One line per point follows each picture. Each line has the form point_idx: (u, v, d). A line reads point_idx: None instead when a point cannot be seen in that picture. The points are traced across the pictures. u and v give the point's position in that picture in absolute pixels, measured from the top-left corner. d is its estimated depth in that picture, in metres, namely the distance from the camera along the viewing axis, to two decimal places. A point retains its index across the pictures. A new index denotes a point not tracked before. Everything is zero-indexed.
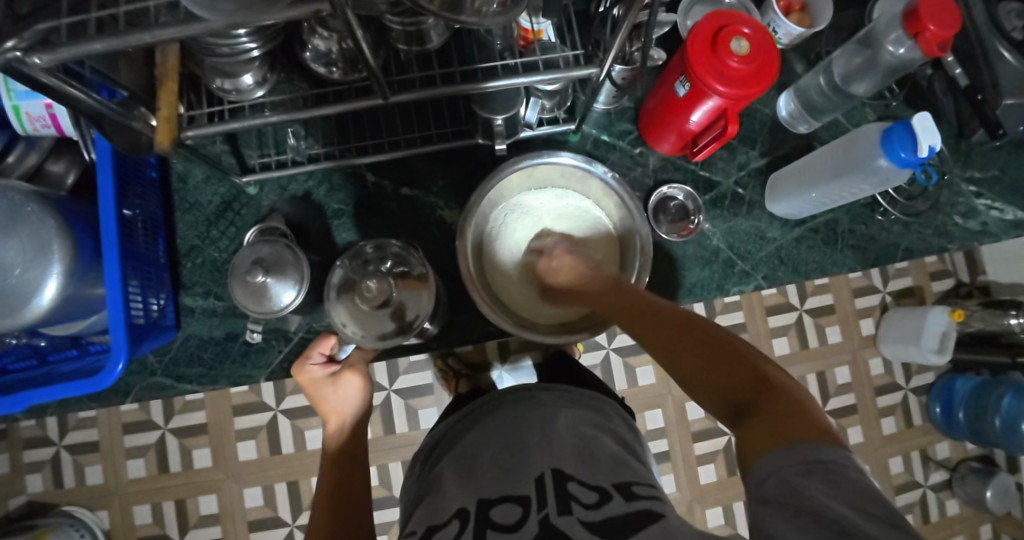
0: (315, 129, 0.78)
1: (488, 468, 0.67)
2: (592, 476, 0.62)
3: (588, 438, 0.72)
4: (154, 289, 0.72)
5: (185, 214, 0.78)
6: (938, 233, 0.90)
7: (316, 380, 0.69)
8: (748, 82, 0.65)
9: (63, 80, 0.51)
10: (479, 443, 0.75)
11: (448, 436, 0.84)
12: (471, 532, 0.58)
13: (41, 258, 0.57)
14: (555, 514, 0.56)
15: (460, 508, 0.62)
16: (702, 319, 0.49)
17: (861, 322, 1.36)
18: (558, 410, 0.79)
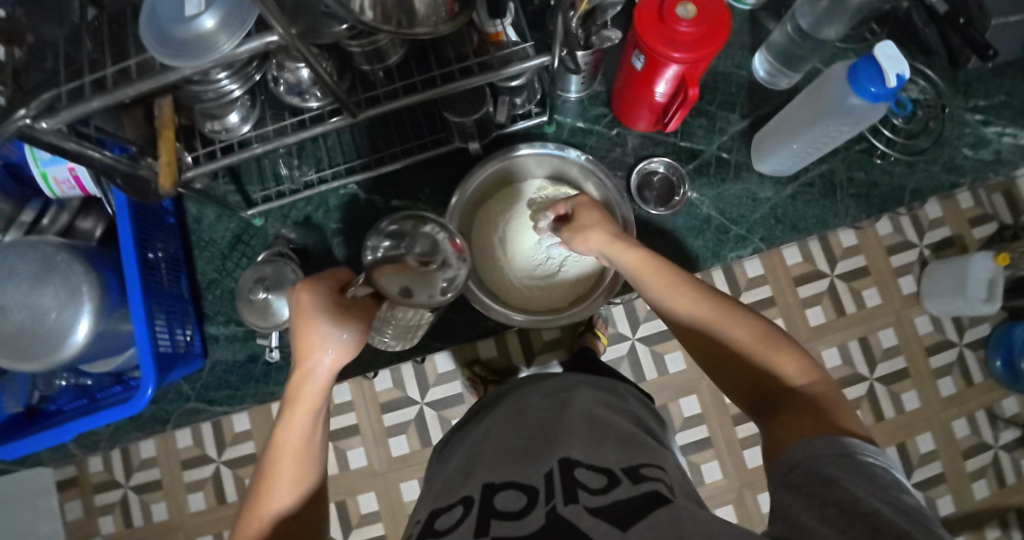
0: (308, 157, 0.85)
1: (505, 453, 0.69)
2: (599, 461, 0.61)
3: (599, 423, 0.72)
4: (180, 322, 0.79)
5: (202, 252, 0.85)
6: (947, 168, 0.86)
7: (310, 309, 0.51)
8: (701, 43, 0.66)
9: (71, 141, 0.57)
10: (495, 429, 0.77)
11: (463, 429, 0.86)
12: (475, 515, 0.59)
13: (73, 301, 0.65)
14: (563, 504, 0.54)
15: (465, 496, 0.64)
16: (736, 320, 0.57)
17: (901, 281, 1.35)
18: (572, 396, 0.79)
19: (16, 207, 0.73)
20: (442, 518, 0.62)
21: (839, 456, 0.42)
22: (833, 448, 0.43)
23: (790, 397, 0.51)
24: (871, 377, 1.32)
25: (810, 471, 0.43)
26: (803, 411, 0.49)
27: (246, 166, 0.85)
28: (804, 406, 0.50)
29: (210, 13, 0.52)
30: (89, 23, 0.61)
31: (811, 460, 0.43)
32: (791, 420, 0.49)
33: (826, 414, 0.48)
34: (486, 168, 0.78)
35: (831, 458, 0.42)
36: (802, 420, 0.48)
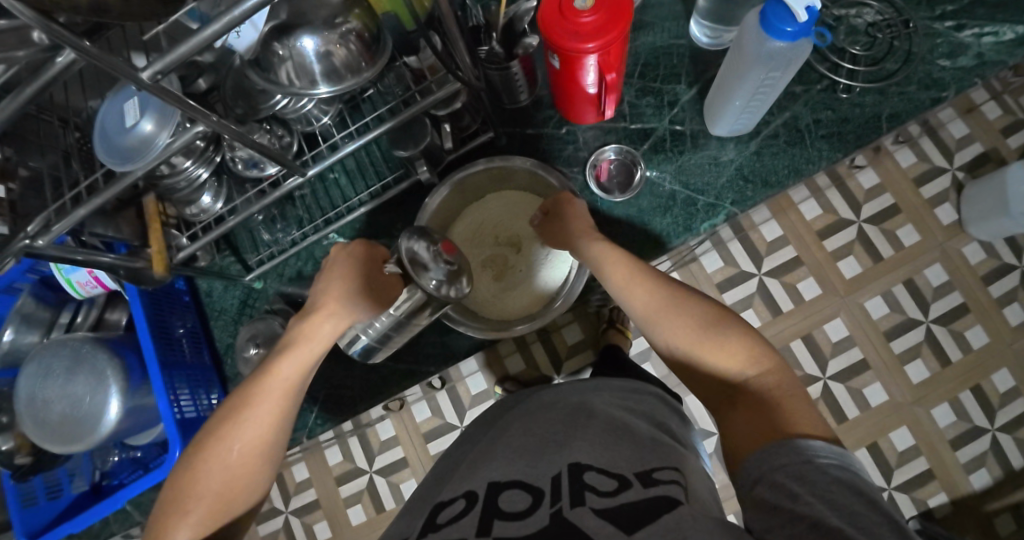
0: (291, 218, 0.92)
1: (519, 454, 0.62)
2: (613, 465, 0.56)
3: (615, 424, 0.66)
4: (205, 388, 0.88)
5: (217, 320, 0.94)
6: (924, 85, 0.80)
7: (349, 257, 0.65)
8: (606, 28, 0.67)
9: (72, 252, 0.65)
10: (507, 433, 0.69)
11: (477, 436, 0.79)
12: (477, 512, 0.53)
13: (102, 385, 0.74)
14: (569, 507, 0.50)
15: (469, 489, 0.58)
16: (701, 314, 0.57)
17: (937, 211, 1.23)
18: (591, 400, 0.72)
19: (55, 311, 0.86)
20: (443, 511, 0.56)
21: (799, 463, 0.43)
22: (793, 456, 0.44)
23: (747, 393, 0.52)
24: (926, 320, 1.21)
25: (772, 483, 0.43)
26: (759, 410, 0.50)
27: (240, 237, 0.93)
28: (760, 403, 0.51)
29: (146, 118, 0.60)
30: (71, 147, 0.71)
31: (771, 469, 0.44)
32: (747, 419, 0.50)
33: (780, 412, 0.49)
34: (444, 187, 0.79)
35: (788, 468, 0.43)
36: (755, 420, 0.49)
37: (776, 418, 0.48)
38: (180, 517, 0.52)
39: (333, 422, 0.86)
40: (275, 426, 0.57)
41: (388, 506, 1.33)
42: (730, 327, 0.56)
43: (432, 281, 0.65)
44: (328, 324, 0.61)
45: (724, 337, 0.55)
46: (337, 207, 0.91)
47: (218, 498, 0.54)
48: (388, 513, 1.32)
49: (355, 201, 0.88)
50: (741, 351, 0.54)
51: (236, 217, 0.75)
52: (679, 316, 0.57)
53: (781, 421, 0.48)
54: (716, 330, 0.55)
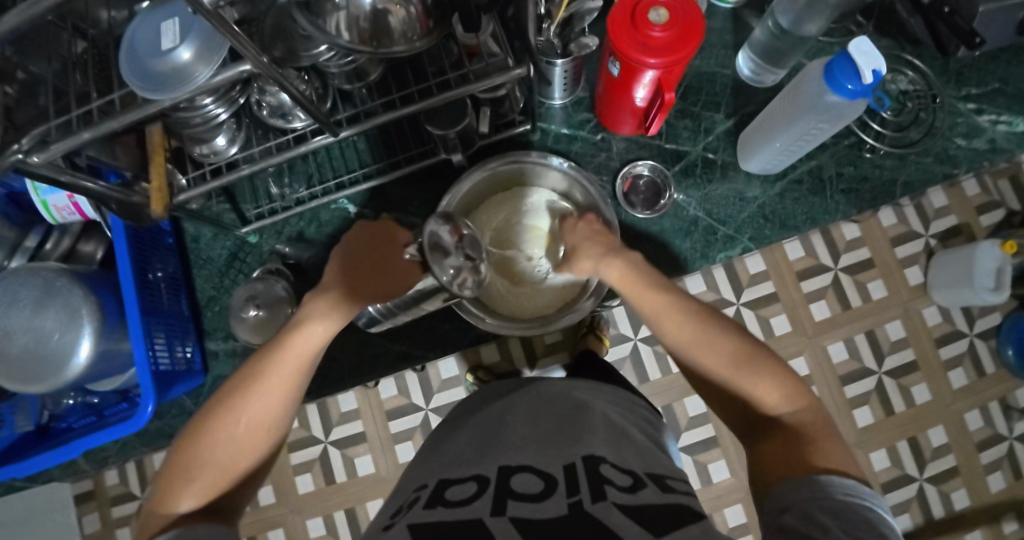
0: (299, 174, 0.87)
1: (526, 444, 0.63)
2: (623, 462, 0.59)
3: (618, 428, 0.67)
4: (180, 339, 0.82)
5: (201, 269, 0.88)
6: (940, 159, 0.85)
7: (370, 239, 0.62)
8: (673, 48, 0.66)
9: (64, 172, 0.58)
10: (511, 419, 0.70)
11: (466, 407, 0.79)
12: (490, 494, 0.53)
13: (75, 323, 0.67)
14: (590, 501, 0.50)
15: (478, 472, 0.58)
16: (738, 345, 0.58)
17: (906, 272, 1.31)
18: (594, 400, 0.74)
19: (21, 233, 0.77)
20: (453, 487, 0.55)
21: (822, 497, 0.45)
22: (817, 491, 0.46)
23: (778, 428, 0.54)
24: (879, 371, 1.29)
25: (799, 511, 0.44)
26: (790, 444, 0.52)
27: (240, 186, 0.87)
28: (791, 439, 0.53)
29: (186, 46, 0.54)
30: (79, 58, 0.64)
31: (795, 501, 0.46)
32: (776, 450, 0.52)
33: (810, 448, 0.51)
34: (479, 172, 0.79)
35: (812, 501, 0.45)
36: (786, 454, 0.51)
37: (806, 453, 0.50)
38: (182, 487, 0.48)
39: (315, 395, 0.83)
40: (284, 403, 0.54)
41: (339, 480, 1.29)
42: (765, 361, 0.57)
43: (449, 270, 0.61)
44: (342, 307, 0.57)
45: (757, 370, 0.56)
46: (351, 172, 0.87)
47: (221, 471, 0.50)
48: (339, 487, 1.29)
49: (372, 169, 0.84)
50: (774, 384, 0.56)
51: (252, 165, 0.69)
52: (715, 345, 0.58)
53: (812, 456, 0.50)
54: (750, 364, 0.56)
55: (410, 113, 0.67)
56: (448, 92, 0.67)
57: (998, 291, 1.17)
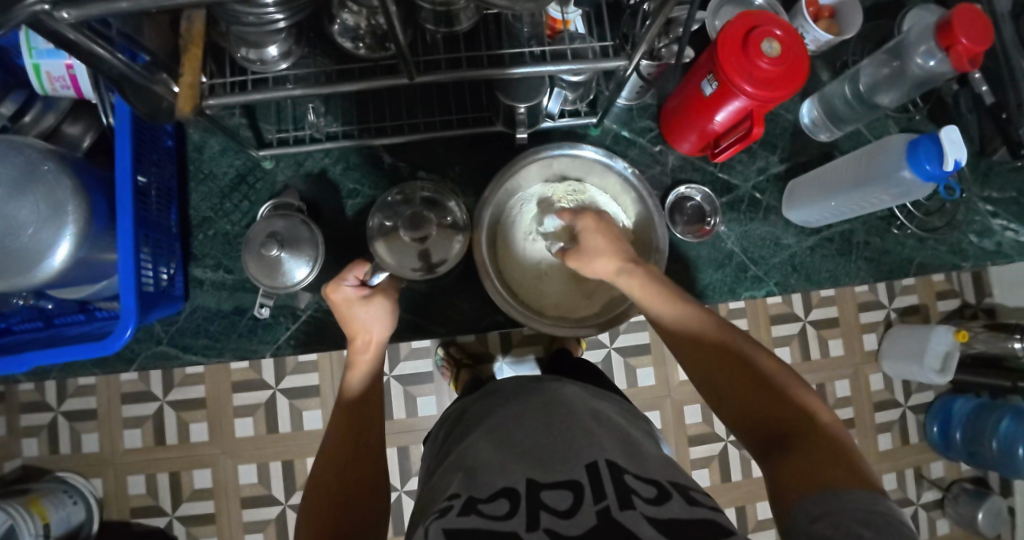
0: (335, 107, 0.78)
1: (544, 451, 0.55)
2: (647, 473, 0.52)
3: (635, 441, 0.59)
4: (165, 258, 0.72)
5: (199, 185, 0.77)
6: (952, 250, 0.89)
7: (349, 298, 0.64)
8: (778, 84, 0.64)
9: (89, 38, 0.48)
10: (525, 418, 0.62)
11: (474, 409, 0.71)
12: (524, 513, 0.48)
13: (56, 218, 0.57)
14: (617, 508, 0.46)
15: (506, 487, 0.51)
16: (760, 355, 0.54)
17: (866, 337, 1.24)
18: (605, 408, 0.66)
19: None
20: (484, 503, 0.50)
21: (865, 506, 0.37)
22: (857, 500, 0.38)
23: (807, 440, 0.47)
24: None
25: (836, 520, 0.37)
26: (817, 450, 0.45)
27: (263, 103, 0.77)
28: (819, 449, 0.45)
29: None
30: None
31: (834, 509, 0.38)
32: (807, 458, 0.44)
33: (843, 461, 0.44)
34: (516, 169, 0.74)
35: (852, 511, 0.37)
36: (813, 460, 0.44)
37: (844, 465, 0.43)
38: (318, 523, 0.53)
39: (306, 349, 0.76)
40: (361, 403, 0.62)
41: (282, 430, 1.07)
42: (742, 368, 0.54)
43: (438, 259, 0.72)
44: (375, 331, 0.65)
45: (775, 374, 0.52)
46: (394, 119, 0.79)
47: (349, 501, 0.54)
48: (280, 436, 1.07)
49: (421, 121, 0.77)
50: (801, 400, 0.50)
51: (302, 86, 0.56)
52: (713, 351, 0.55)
53: (851, 471, 0.42)
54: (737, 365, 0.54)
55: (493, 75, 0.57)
56: (531, 65, 0.57)
57: (942, 374, 1.10)
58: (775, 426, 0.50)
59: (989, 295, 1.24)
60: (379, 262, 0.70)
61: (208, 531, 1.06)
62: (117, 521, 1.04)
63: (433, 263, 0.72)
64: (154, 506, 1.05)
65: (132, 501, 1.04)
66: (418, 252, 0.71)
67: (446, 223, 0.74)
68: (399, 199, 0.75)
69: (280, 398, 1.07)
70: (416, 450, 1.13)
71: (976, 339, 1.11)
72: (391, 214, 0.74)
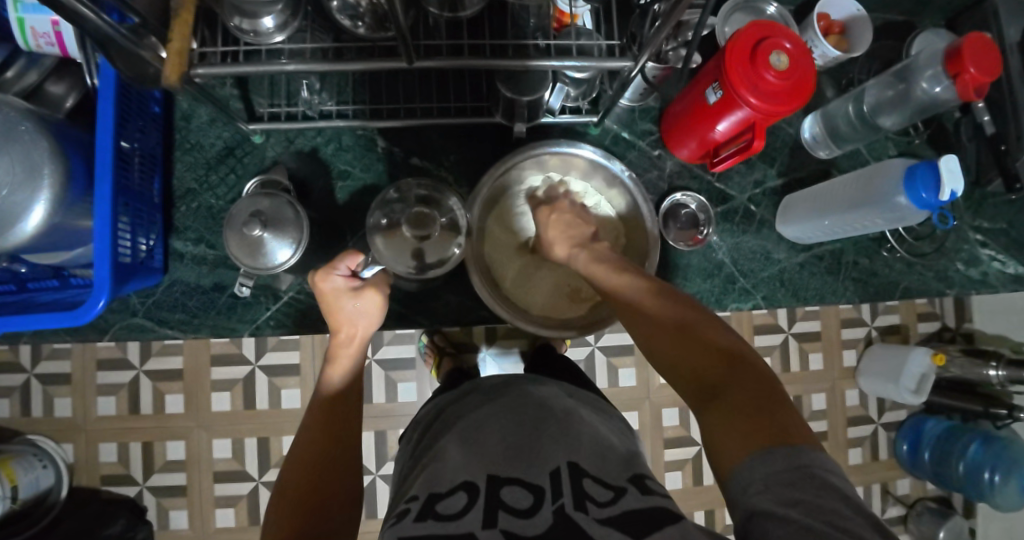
0: (330, 84, 0.76)
1: (510, 450, 0.55)
2: (607, 473, 0.52)
3: (603, 441, 0.58)
4: (144, 228, 0.70)
5: (185, 154, 0.75)
6: (939, 276, 0.89)
7: (337, 290, 0.63)
8: (782, 98, 0.63)
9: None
10: (498, 416, 0.61)
11: (453, 408, 0.70)
12: (482, 506, 0.48)
13: (31, 181, 0.54)
14: (572, 508, 0.46)
15: (467, 480, 0.51)
16: (683, 305, 0.50)
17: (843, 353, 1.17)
18: (579, 409, 0.65)
19: None
20: (443, 500, 0.50)
21: (792, 470, 0.35)
22: (782, 461, 0.35)
23: (728, 385, 0.43)
24: None
25: (764, 490, 0.34)
26: (747, 400, 0.41)
27: (256, 75, 0.75)
28: (743, 395, 0.42)
29: None
30: None
31: (757, 478, 0.36)
32: (732, 414, 0.41)
33: (763, 407, 0.40)
34: (516, 161, 0.72)
35: (776, 475, 0.35)
36: (733, 410, 0.41)
37: (762, 413, 0.39)
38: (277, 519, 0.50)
39: (288, 331, 0.75)
40: (339, 405, 0.59)
41: (260, 407, 1.05)
42: (671, 318, 0.50)
43: (433, 260, 0.69)
44: (361, 324, 0.63)
45: (698, 323, 0.48)
46: (393, 101, 0.77)
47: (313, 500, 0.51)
48: (257, 413, 1.05)
49: (419, 106, 0.75)
50: (731, 339, 0.46)
51: (296, 62, 0.54)
52: (646, 310, 0.52)
53: (774, 420, 0.39)
54: (669, 321, 0.50)
55: (495, 66, 0.55)
56: (533, 59, 0.55)
57: (915, 394, 1.06)
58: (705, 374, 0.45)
59: (967, 320, 1.16)
60: (374, 256, 0.68)
61: (179, 504, 1.05)
62: (87, 488, 1.03)
63: (424, 264, 0.69)
64: (125, 475, 1.04)
65: (102, 469, 1.03)
66: (412, 252, 0.67)
67: (444, 224, 0.70)
68: (396, 196, 0.71)
69: (258, 375, 1.06)
70: (392, 436, 1.13)
71: (950, 363, 1.07)
72: (388, 209, 0.70)
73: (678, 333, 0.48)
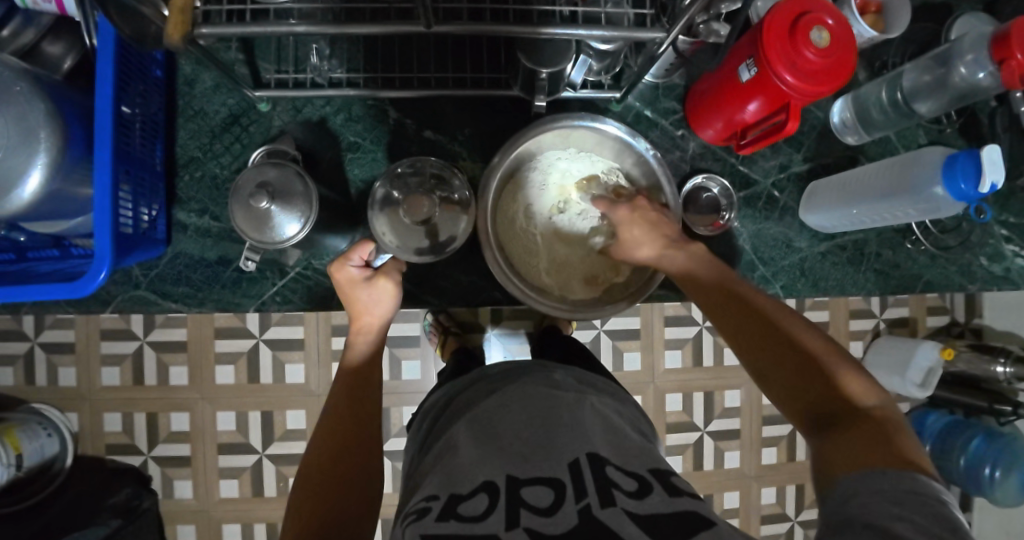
0: (341, 50, 0.72)
1: (526, 444, 0.54)
2: (625, 466, 0.51)
3: (619, 431, 0.57)
4: (146, 198, 0.67)
5: (188, 121, 0.72)
6: (961, 271, 0.86)
7: (352, 279, 0.61)
8: (822, 78, 0.60)
9: None
10: (508, 409, 0.59)
11: (463, 396, 0.69)
12: (503, 507, 0.47)
13: (27, 145, 0.52)
14: (599, 506, 0.45)
15: (486, 479, 0.50)
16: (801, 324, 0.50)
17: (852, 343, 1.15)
18: (590, 396, 0.63)
19: None
20: (463, 502, 0.48)
21: (901, 490, 0.35)
22: (896, 483, 0.35)
23: (854, 415, 0.43)
24: None
25: (865, 503, 0.35)
26: (871, 431, 0.40)
27: (263, 39, 0.71)
28: (869, 426, 0.41)
29: None
30: None
31: (866, 491, 0.36)
32: (858, 440, 0.40)
33: (886, 438, 0.40)
34: (534, 134, 0.68)
35: (885, 494, 0.35)
36: (856, 435, 0.41)
37: (888, 444, 0.39)
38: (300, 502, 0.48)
39: (293, 307, 0.73)
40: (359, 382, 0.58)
41: (264, 381, 1.04)
42: (784, 331, 0.49)
43: (449, 235, 0.62)
44: (379, 310, 0.62)
45: (809, 344, 0.48)
46: (406, 71, 0.73)
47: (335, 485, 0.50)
48: (261, 387, 1.04)
49: (432, 76, 0.72)
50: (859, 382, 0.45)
51: (306, 23, 0.50)
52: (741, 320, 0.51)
53: (896, 451, 0.38)
54: (775, 335, 0.49)
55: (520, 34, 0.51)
56: (561, 27, 0.51)
57: (921, 388, 1.04)
58: (827, 403, 0.44)
59: (977, 316, 1.14)
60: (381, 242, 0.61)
61: (184, 474, 1.05)
62: (91, 457, 1.02)
63: (437, 241, 0.62)
64: (130, 445, 1.03)
65: (107, 438, 1.02)
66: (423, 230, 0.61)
67: (452, 199, 0.64)
68: (409, 170, 0.64)
69: (263, 348, 1.04)
70: (397, 413, 1.12)
71: (958, 358, 1.05)
72: (392, 182, 0.63)
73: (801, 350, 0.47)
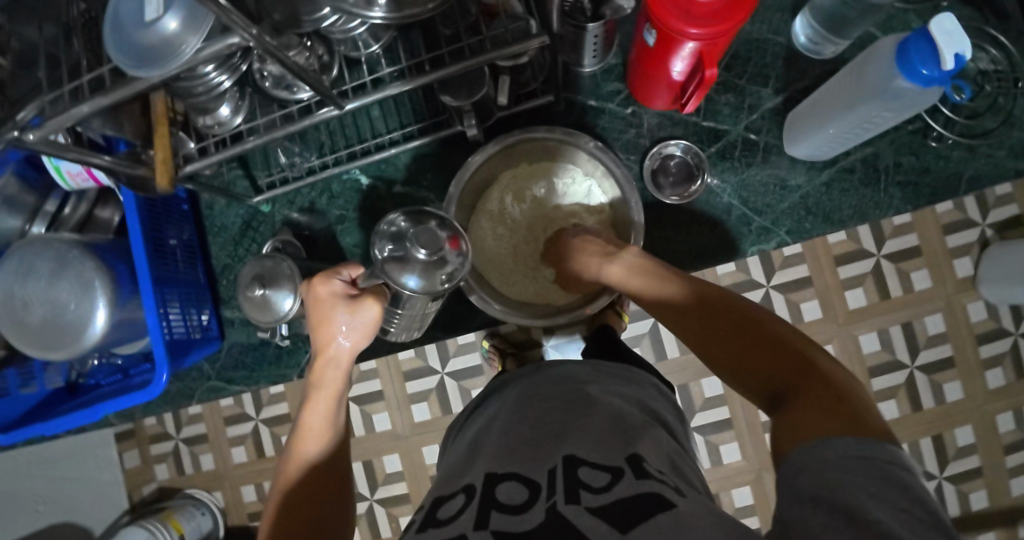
0: (309, 142, 0.83)
1: (518, 446, 0.55)
2: (607, 454, 0.49)
3: (617, 416, 0.57)
4: (195, 305, 0.82)
5: (215, 237, 0.88)
6: (1014, 153, 0.74)
7: (334, 296, 0.57)
8: (721, 16, 0.56)
9: (83, 152, 0.56)
10: (505, 418, 0.61)
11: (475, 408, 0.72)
12: (474, 506, 0.47)
13: (88, 293, 0.68)
14: (564, 502, 0.44)
15: (467, 483, 0.51)
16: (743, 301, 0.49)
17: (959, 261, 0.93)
18: (589, 385, 0.64)
19: (39, 198, 0.77)
20: (444, 506, 0.50)
21: (854, 458, 0.34)
22: (846, 449, 0.34)
23: (804, 382, 0.41)
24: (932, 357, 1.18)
25: (822, 474, 0.33)
26: (822, 395, 0.39)
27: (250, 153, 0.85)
28: (825, 389, 0.40)
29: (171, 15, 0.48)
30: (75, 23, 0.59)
31: (817, 461, 0.34)
32: (808, 407, 0.39)
33: (840, 401, 0.38)
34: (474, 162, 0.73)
35: (843, 460, 0.34)
36: (811, 401, 0.39)
37: (845, 406, 0.37)
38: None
39: None
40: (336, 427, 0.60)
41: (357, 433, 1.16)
42: (721, 312, 0.49)
43: (444, 278, 0.55)
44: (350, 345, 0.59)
45: (756, 317, 0.47)
46: (365, 141, 0.83)
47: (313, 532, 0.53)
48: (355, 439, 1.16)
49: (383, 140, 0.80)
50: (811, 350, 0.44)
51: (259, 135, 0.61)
52: (685, 312, 0.51)
53: (854, 414, 0.37)
54: (710, 316, 0.49)
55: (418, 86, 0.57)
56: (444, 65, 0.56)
57: None
58: (771, 376, 0.44)
59: None
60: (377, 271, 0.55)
61: None
62: (239, 525, 1.21)
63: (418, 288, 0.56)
64: None
65: (248, 507, 1.21)
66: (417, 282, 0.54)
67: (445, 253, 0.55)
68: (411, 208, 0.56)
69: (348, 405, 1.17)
70: None
71: None
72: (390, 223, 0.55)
73: (749, 327, 0.47)
